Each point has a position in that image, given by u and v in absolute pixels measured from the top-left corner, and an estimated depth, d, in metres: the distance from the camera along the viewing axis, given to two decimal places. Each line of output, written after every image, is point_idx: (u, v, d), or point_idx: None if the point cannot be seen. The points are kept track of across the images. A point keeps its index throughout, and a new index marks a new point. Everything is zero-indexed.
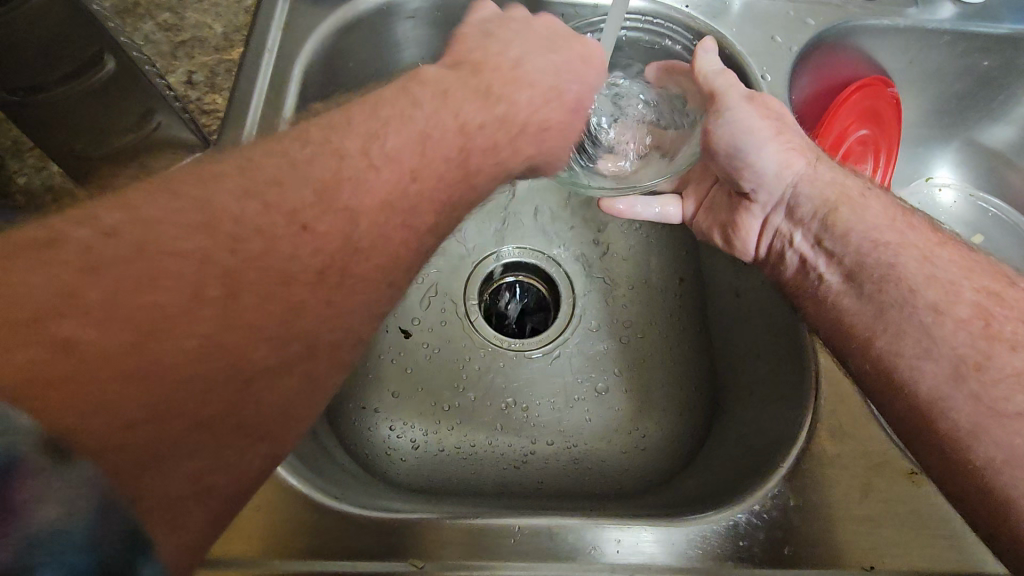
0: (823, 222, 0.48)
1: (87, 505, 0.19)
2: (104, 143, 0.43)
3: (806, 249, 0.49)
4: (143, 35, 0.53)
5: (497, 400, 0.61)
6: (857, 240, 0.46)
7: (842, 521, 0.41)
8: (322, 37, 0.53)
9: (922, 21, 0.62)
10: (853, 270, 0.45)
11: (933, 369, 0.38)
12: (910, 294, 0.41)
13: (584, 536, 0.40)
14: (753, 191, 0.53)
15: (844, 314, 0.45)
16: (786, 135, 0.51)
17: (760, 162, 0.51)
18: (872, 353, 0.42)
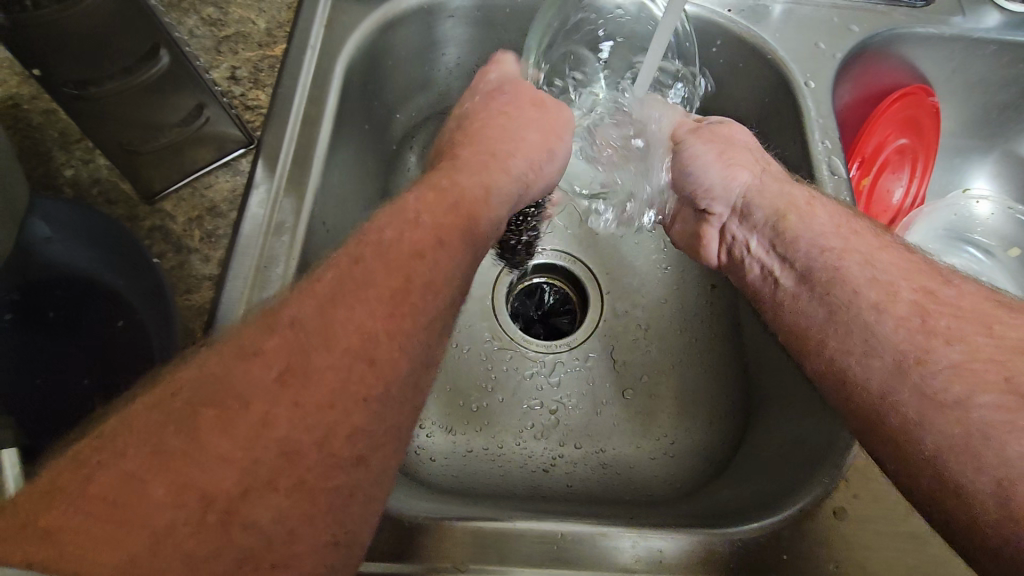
0: (775, 229, 0.48)
1: None
2: (154, 138, 0.43)
3: (761, 255, 0.49)
4: (188, 30, 0.53)
5: (526, 403, 0.60)
6: (804, 246, 0.46)
7: (879, 537, 0.40)
8: (363, 34, 0.53)
9: (968, 30, 0.61)
10: (806, 273, 0.45)
11: (883, 365, 0.38)
12: (853, 295, 0.41)
13: (583, 536, 0.40)
14: (709, 207, 0.54)
15: (801, 315, 0.44)
16: (732, 154, 0.52)
17: (707, 180, 0.53)
18: (825, 354, 0.41)
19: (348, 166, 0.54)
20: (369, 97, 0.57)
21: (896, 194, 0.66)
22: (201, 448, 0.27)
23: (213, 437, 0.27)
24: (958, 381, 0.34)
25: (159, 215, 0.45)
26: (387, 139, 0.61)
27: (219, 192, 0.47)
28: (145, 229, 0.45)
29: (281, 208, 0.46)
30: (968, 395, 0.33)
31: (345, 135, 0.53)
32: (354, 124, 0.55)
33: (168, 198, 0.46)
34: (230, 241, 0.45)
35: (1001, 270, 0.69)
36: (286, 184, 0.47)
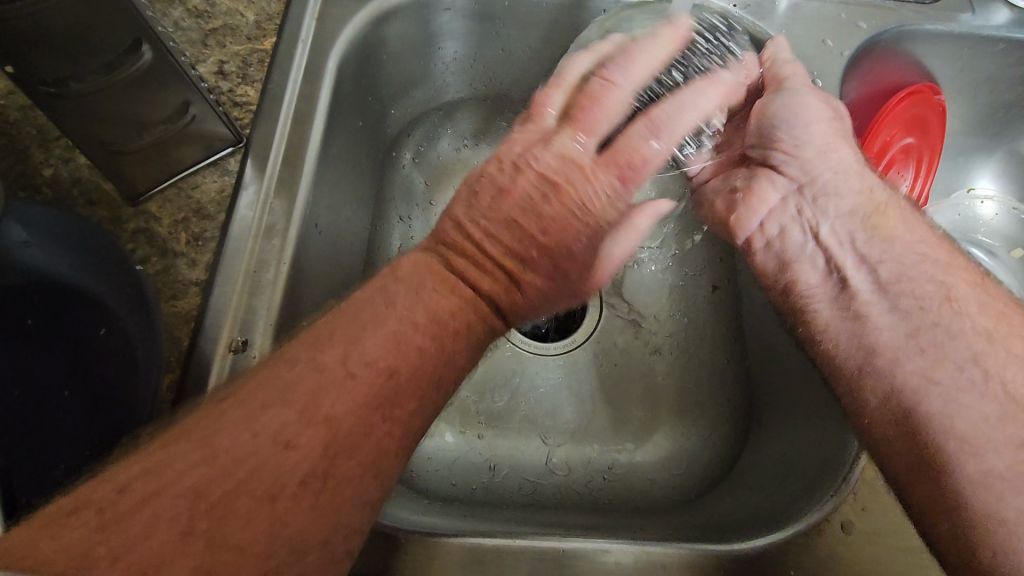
0: (868, 221, 0.46)
1: None
2: (137, 137, 0.42)
3: (834, 245, 0.47)
4: (173, 22, 0.51)
5: (524, 408, 0.59)
6: (900, 247, 0.44)
7: (890, 555, 0.39)
8: (357, 27, 0.51)
9: (977, 28, 0.60)
10: (887, 281, 0.44)
11: (972, 403, 0.36)
12: (959, 316, 0.40)
13: (584, 553, 0.39)
14: (784, 162, 0.49)
15: (873, 329, 0.43)
16: (839, 127, 0.48)
17: (805, 137, 0.48)
18: (898, 375, 0.40)
19: (341, 165, 0.52)
20: (363, 93, 0.55)
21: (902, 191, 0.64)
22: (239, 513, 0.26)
23: (273, 498, 0.26)
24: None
25: (144, 216, 0.44)
26: (380, 136, 0.59)
27: (207, 193, 0.45)
28: (128, 231, 0.44)
29: (272, 209, 0.44)
30: None
31: (337, 134, 0.51)
32: (347, 122, 0.53)
33: (153, 199, 0.45)
34: (219, 243, 0.43)
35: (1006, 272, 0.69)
36: (277, 185, 0.45)
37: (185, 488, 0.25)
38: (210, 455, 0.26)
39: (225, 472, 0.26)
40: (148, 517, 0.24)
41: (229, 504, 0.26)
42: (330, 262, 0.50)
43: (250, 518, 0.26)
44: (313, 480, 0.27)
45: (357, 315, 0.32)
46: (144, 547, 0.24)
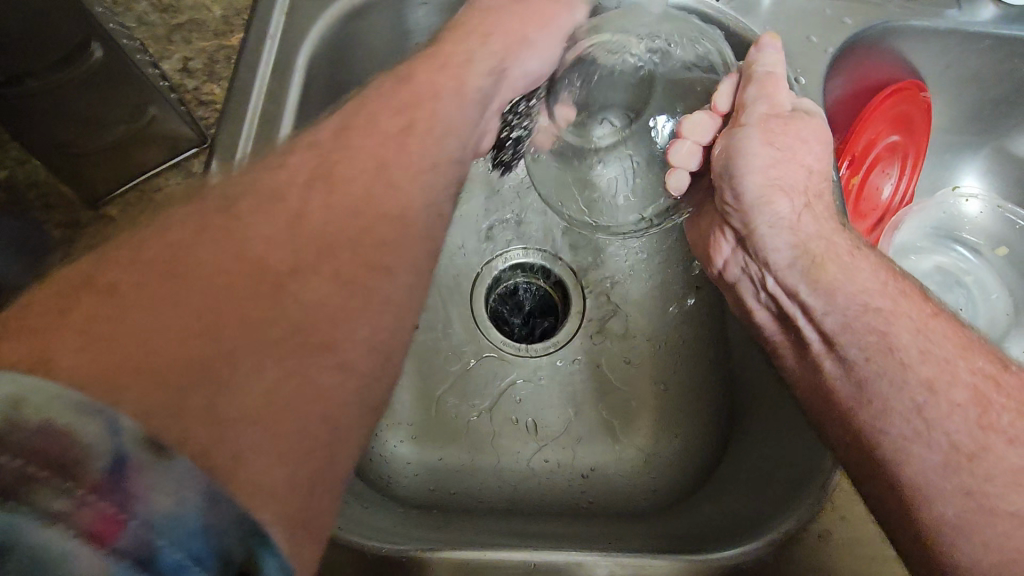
0: (807, 275, 0.43)
1: (159, 499, 0.18)
2: (92, 137, 0.40)
3: (782, 297, 0.45)
4: (136, 16, 0.49)
5: (505, 411, 0.58)
6: (844, 302, 0.41)
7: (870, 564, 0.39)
8: (329, 20, 0.49)
9: (964, 24, 0.59)
10: (834, 333, 0.42)
11: (923, 453, 0.36)
12: (901, 368, 0.39)
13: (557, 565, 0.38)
14: (732, 214, 0.48)
15: (828, 380, 0.42)
16: (779, 171, 0.45)
17: (741, 184, 0.46)
18: (854, 427, 0.40)
19: None
20: (336, 91, 0.53)
21: (885, 191, 0.64)
22: (242, 302, 0.25)
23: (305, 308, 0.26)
24: (1014, 488, 0.35)
25: (105, 221, 0.43)
26: None
27: (170, 196, 0.44)
28: (88, 236, 0.43)
29: None
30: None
31: (308, 132, 0.49)
32: (319, 120, 0.51)
33: (115, 202, 0.43)
34: None
35: (989, 271, 0.69)
36: None
37: (190, 273, 0.25)
38: (215, 251, 0.26)
39: (228, 265, 0.26)
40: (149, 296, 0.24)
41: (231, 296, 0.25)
42: None
43: (253, 315, 0.25)
44: (317, 282, 0.27)
45: None
46: (180, 346, 0.23)
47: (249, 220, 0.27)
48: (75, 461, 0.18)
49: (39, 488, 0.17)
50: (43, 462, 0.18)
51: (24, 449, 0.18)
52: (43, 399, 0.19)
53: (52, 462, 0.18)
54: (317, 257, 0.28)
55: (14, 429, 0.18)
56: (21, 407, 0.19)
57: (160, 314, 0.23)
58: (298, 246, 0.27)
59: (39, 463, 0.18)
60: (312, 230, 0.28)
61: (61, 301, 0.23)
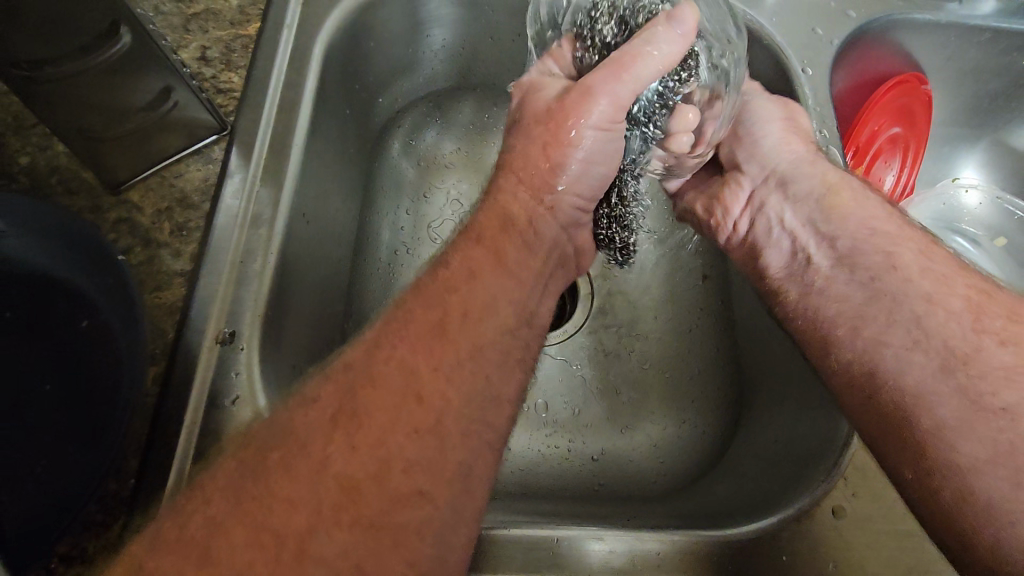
0: (824, 202, 0.47)
1: None
2: (118, 123, 0.41)
3: (798, 227, 0.48)
4: (153, 7, 0.49)
5: (517, 398, 0.59)
6: (854, 224, 0.45)
7: (880, 537, 0.39)
8: (345, 11, 0.50)
9: (963, 17, 0.60)
10: (846, 254, 0.44)
11: (920, 361, 0.37)
12: (904, 283, 0.41)
13: (574, 540, 0.39)
14: (746, 163, 0.53)
15: (833, 302, 0.43)
16: (792, 124, 0.51)
17: (761, 134, 0.52)
18: (856, 344, 0.40)
19: (328, 152, 0.51)
20: (351, 82, 0.54)
21: (888, 181, 0.64)
22: (311, 446, 0.27)
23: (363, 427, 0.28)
24: (1007, 385, 0.34)
25: (126, 207, 0.44)
26: (368, 124, 0.58)
27: (190, 182, 0.44)
28: (110, 221, 0.43)
29: (259, 198, 0.43)
30: (1016, 402, 0.33)
31: (324, 121, 0.50)
32: (334, 110, 0.52)
33: (135, 187, 0.44)
34: (204, 232, 0.43)
35: (989, 261, 0.70)
36: (263, 172, 0.44)
37: (266, 503, 0.26)
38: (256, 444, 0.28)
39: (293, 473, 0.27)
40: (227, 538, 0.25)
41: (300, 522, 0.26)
42: (316, 250, 0.49)
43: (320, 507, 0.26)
44: (386, 474, 0.27)
45: None
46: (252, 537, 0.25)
47: (306, 426, 0.28)
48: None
49: None
50: None
51: None
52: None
53: None
54: (381, 448, 0.28)
55: None
56: None
57: (240, 562, 0.25)
58: (364, 446, 0.27)
59: None
60: (373, 422, 0.28)
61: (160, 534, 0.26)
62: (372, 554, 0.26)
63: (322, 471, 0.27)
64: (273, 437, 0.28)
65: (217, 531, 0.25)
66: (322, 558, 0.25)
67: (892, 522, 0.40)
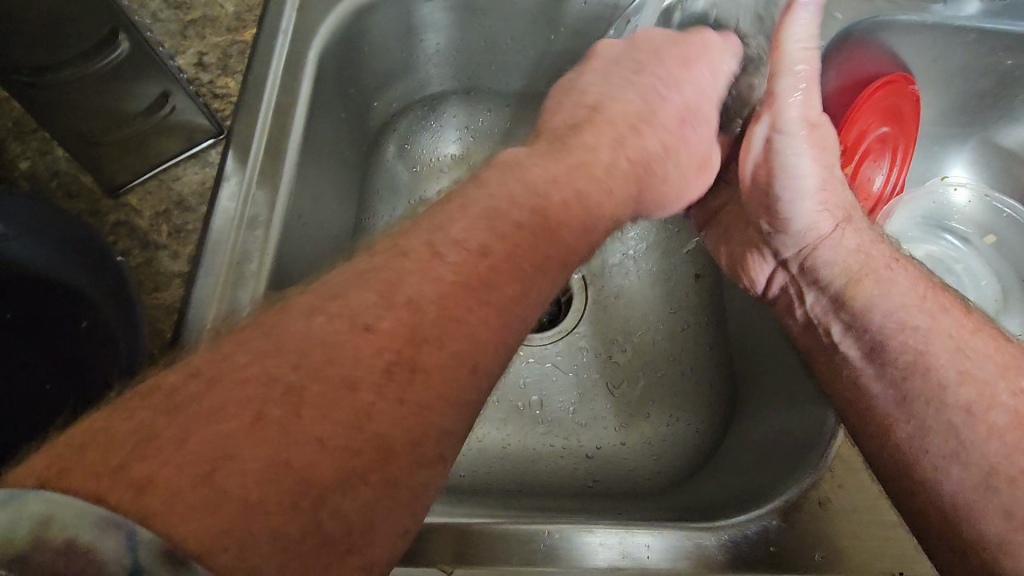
0: (842, 295, 0.45)
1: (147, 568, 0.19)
2: (116, 129, 0.42)
3: (817, 313, 0.47)
4: (151, 13, 0.50)
5: (512, 397, 0.60)
6: (881, 317, 0.43)
7: (869, 529, 0.40)
8: (340, 16, 0.51)
9: (949, 18, 0.61)
10: (875, 348, 0.42)
11: (958, 474, 0.36)
12: (940, 387, 0.39)
13: (566, 537, 0.39)
14: (774, 233, 0.50)
15: (865, 395, 0.42)
16: (827, 193, 0.46)
17: (791, 212, 0.47)
18: (892, 441, 0.39)
19: (323, 154, 0.52)
20: (346, 85, 0.55)
21: (877, 181, 0.66)
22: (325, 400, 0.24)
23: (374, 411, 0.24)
24: None
25: (124, 209, 0.45)
26: (363, 127, 0.59)
27: (187, 185, 0.45)
28: (109, 223, 0.44)
29: (254, 200, 0.44)
30: None
31: (318, 124, 0.51)
32: (328, 113, 0.52)
33: (133, 191, 0.45)
34: (200, 235, 0.43)
35: (979, 260, 0.70)
36: (259, 174, 0.45)
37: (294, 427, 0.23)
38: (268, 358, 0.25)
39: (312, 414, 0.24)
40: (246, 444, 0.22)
41: (327, 459, 0.23)
42: (312, 251, 0.50)
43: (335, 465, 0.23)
44: (404, 435, 0.25)
45: None
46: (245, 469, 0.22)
47: (352, 357, 0.25)
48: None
49: None
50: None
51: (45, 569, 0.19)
52: (72, 516, 0.19)
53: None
54: (418, 413, 0.25)
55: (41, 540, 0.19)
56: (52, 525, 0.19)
57: (257, 478, 0.21)
58: (404, 410, 0.25)
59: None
60: (407, 387, 0.25)
61: (157, 418, 0.22)
62: (384, 515, 0.24)
63: (361, 419, 0.24)
64: (305, 348, 0.25)
65: (230, 437, 0.22)
66: (342, 517, 0.23)
67: (882, 514, 0.40)
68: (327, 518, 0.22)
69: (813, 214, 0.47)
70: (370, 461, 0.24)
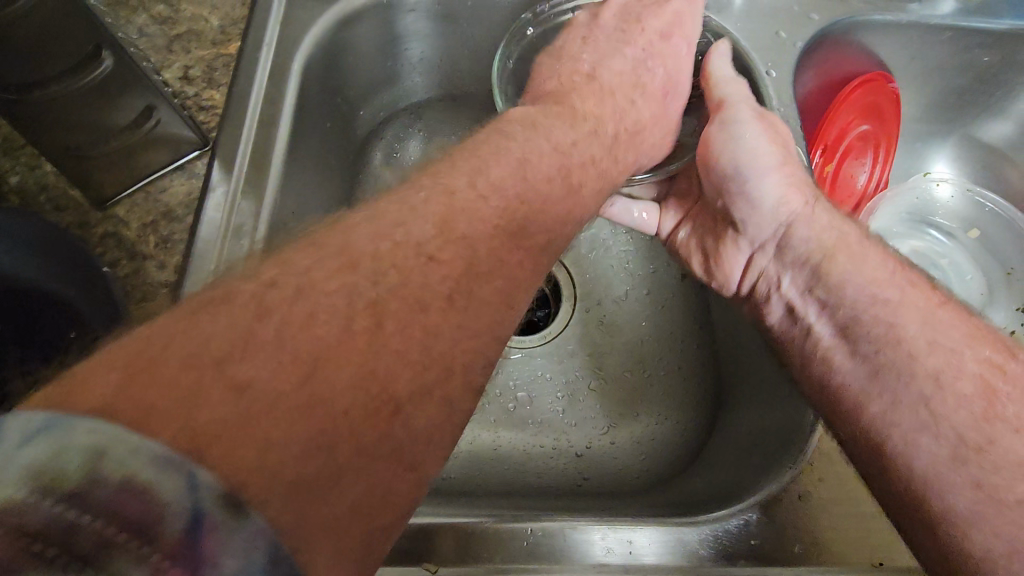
0: (818, 272, 0.45)
1: (233, 562, 0.17)
2: (102, 143, 0.43)
3: (795, 296, 0.47)
4: (137, 28, 0.51)
5: (501, 399, 0.60)
6: (853, 292, 0.43)
7: (848, 519, 0.41)
8: (322, 27, 0.52)
9: (924, 17, 0.62)
10: (846, 326, 0.43)
11: (928, 446, 0.37)
12: (909, 360, 0.39)
13: (555, 534, 0.40)
14: (741, 223, 0.50)
15: (836, 375, 0.42)
16: (790, 174, 0.47)
17: (758, 194, 0.47)
18: (863, 419, 0.40)
19: (309, 163, 0.53)
20: (331, 96, 0.56)
21: (860, 178, 0.66)
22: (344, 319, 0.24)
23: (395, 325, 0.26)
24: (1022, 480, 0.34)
25: (112, 221, 0.46)
26: (348, 136, 0.60)
27: (174, 197, 0.46)
28: (97, 236, 0.45)
29: (239, 209, 0.45)
30: None
31: (303, 133, 0.51)
32: (314, 123, 0.53)
33: (121, 203, 0.46)
34: (187, 245, 0.44)
35: (963, 253, 0.71)
36: (243, 184, 0.45)
37: (319, 364, 0.23)
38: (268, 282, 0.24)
39: (329, 327, 0.24)
40: (275, 375, 0.22)
41: (351, 388, 0.23)
42: None
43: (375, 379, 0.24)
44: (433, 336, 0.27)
45: (409, 143, 0.34)
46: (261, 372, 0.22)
47: (371, 268, 0.27)
48: (151, 526, 0.17)
49: (118, 557, 0.16)
50: (122, 529, 0.16)
51: (100, 514, 0.17)
52: (123, 449, 0.18)
53: (132, 529, 0.17)
54: (444, 322, 0.27)
55: (91, 481, 0.17)
56: (98, 459, 0.17)
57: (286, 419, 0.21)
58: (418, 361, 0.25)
59: (119, 530, 0.16)
60: (427, 322, 0.26)
61: (148, 355, 0.21)
62: (416, 440, 0.25)
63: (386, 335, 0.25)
64: (305, 279, 0.25)
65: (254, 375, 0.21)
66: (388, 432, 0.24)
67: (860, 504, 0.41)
68: (374, 439, 0.23)
69: (782, 195, 0.47)
70: (367, 414, 0.23)
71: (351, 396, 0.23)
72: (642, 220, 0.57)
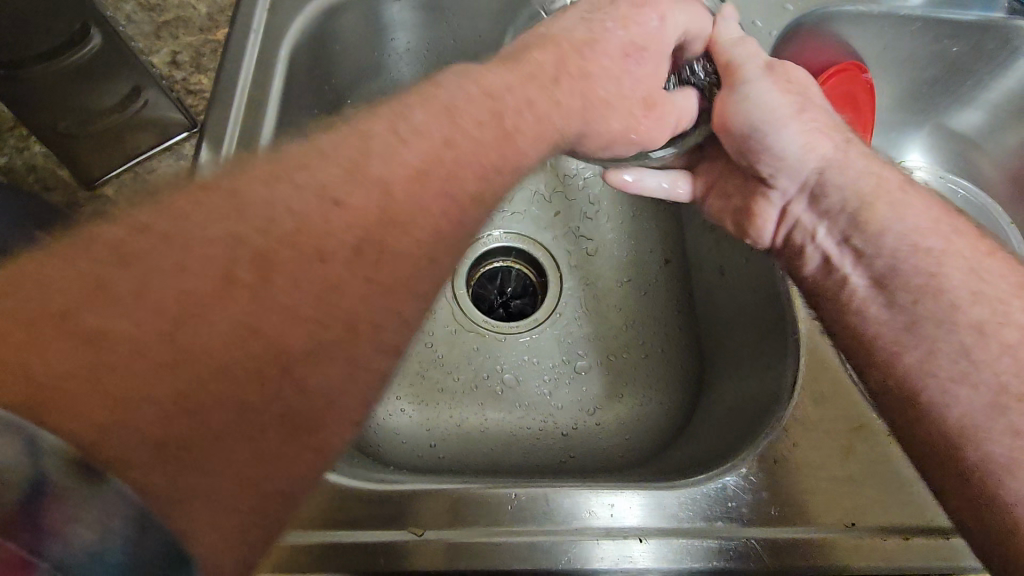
0: (858, 218, 0.45)
1: (78, 529, 0.19)
2: (90, 122, 0.48)
3: (833, 245, 0.46)
4: (124, 15, 0.52)
5: (490, 382, 0.61)
6: (893, 241, 0.43)
7: (824, 483, 0.42)
8: (310, 14, 0.53)
9: (894, 8, 0.64)
10: (885, 275, 0.43)
11: (968, 397, 0.37)
12: (952, 309, 0.40)
13: (537, 494, 0.40)
14: (772, 177, 0.49)
15: (873, 324, 0.43)
16: (810, 121, 0.47)
17: (782, 145, 0.47)
18: (897, 371, 0.41)
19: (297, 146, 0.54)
20: (320, 83, 0.57)
21: None
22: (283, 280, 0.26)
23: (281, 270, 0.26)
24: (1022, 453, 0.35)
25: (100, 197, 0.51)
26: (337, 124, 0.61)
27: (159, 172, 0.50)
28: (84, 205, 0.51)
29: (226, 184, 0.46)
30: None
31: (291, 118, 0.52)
32: (301, 109, 0.54)
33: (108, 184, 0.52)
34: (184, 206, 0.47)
35: None
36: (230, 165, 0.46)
37: (88, 305, 0.23)
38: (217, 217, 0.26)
39: (207, 246, 0.25)
40: (228, 353, 0.24)
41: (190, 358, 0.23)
42: None
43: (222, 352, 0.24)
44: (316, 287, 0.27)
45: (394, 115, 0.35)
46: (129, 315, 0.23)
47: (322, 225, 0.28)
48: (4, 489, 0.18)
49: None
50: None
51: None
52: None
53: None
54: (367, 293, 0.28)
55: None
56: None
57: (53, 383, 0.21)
58: (252, 365, 0.25)
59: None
60: (331, 275, 0.27)
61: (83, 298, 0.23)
62: (316, 394, 0.26)
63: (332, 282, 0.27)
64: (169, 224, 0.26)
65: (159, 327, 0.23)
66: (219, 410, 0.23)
67: (835, 469, 0.43)
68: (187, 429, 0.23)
69: (806, 140, 0.47)
70: (256, 382, 0.24)
71: (150, 349, 0.23)
72: (676, 190, 0.54)
